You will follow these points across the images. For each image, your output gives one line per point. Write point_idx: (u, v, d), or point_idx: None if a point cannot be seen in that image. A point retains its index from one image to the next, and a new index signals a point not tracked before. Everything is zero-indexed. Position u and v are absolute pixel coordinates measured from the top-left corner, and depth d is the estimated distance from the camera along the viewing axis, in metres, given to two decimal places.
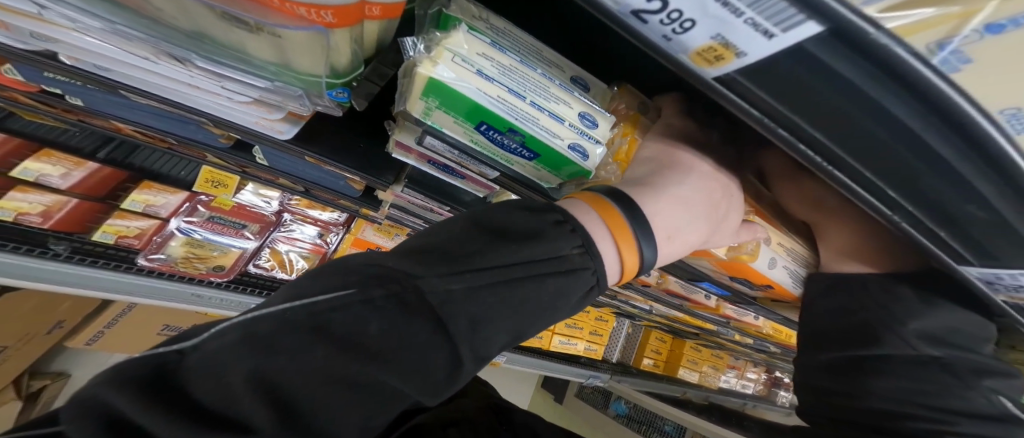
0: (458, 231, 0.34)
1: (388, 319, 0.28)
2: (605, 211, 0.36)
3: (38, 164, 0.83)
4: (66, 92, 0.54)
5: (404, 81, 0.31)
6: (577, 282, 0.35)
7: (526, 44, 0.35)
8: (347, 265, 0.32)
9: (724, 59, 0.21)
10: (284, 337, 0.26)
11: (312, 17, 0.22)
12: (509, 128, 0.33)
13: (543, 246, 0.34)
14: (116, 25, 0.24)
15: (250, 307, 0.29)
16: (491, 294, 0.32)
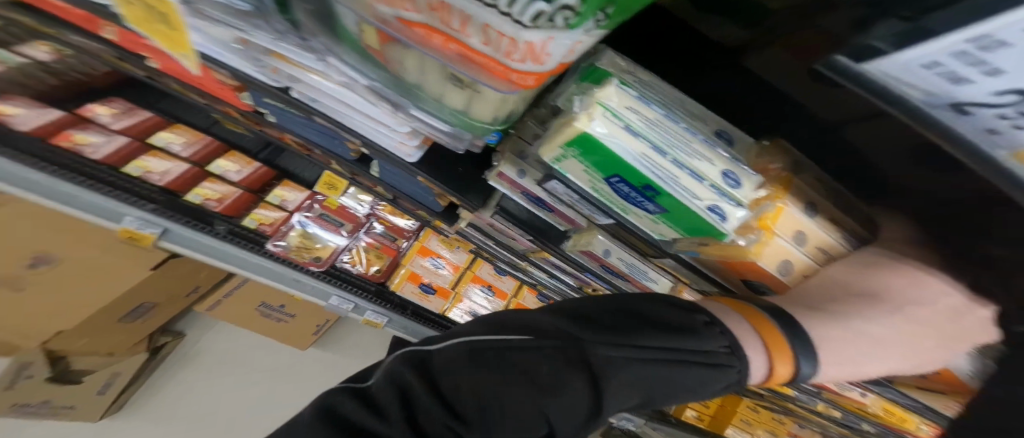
0: (612, 305, 0.41)
1: (558, 369, 0.35)
2: (760, 324, 0.39)
3: (226, 163, 1.15)
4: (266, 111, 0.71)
5: (557, 132, 0.37)
6: (719, 376, 0.38)
7: (665, 97, 0.40)
8: (529, 318, 0.41)
9: None
10: (488, 361, 0.37)
11: (517, 81, 0.28)
12: (647, 184, 0.37)
13: (690, 339, 0.37)
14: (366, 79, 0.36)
15: (463, 332, 0.42)
16: (639, 371, 0.36)
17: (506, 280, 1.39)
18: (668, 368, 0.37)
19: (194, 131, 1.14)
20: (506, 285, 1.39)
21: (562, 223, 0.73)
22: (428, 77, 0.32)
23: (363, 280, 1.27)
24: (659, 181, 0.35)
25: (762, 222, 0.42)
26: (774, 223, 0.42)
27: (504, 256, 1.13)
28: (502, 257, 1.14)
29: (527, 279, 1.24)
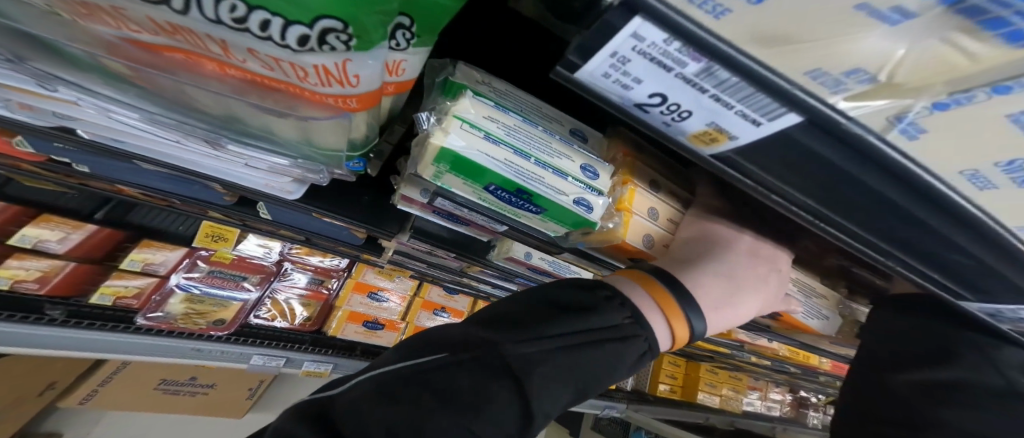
0: (522, 304, 0.42)
1: (477, 379, 0.36)
2: (650, 286, 0.41)
3: (37, 230, 0.83)
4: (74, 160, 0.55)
5: (422, 149, 0.35)
6: (630, 346, 0.40)
7: (526, 102, 0.39)
8: (443, 333, 0.41)
9: (718, 140, 0.24)
10: (406, 392, 0.36)
11: (338, 105, 0.24)
12: (517, 188, 0.37)
13: (596, 317, 0.40)
14: (151, 113, 0.27)
15: (375, 365, 0.40)
16: (559, 359, 0.38)
17: (458, 300, 1.49)
18: (581, 350, 0.39)
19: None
20: (460, 304, 1.50)
21: (482, 234, 0.68)
22: (231, 108, 0.25)
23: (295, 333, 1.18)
24: (525, 183, 0.36)
25: (620, 206, 0.41)
26: (630, 205, 0.41)
27: (445, 277, 1.12)
28: (442, 278, 1.13)
29: (475, 293, 1.29)
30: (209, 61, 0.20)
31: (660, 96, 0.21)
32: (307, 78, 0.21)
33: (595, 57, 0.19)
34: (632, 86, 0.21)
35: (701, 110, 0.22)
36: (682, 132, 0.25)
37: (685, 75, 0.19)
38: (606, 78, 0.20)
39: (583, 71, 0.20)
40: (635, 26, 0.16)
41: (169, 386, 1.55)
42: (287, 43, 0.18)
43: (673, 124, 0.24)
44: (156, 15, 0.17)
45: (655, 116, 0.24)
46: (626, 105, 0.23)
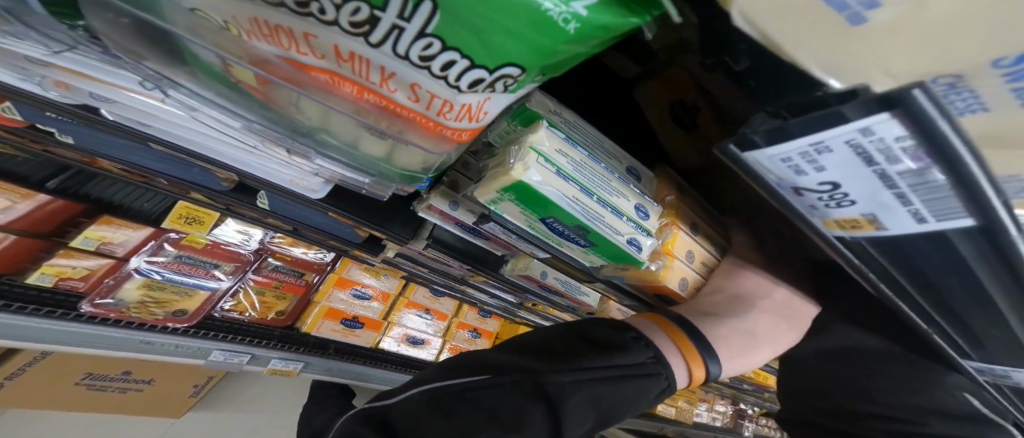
0: (557, 336, 0.47)
1: (519, 403, 0.41)
2: (670, 331, 0.48)
3: None
4: (62, 132, 0.50)
5: (490, 177, 0.33)
6: (653, 384, 0.45)
7: (591, 136, 0.39)
8: (484, 356, 0.46)
9: (861, 227, 0.28)
10: (455, 407, 0.42)
11: (451, 137, 0.23)
12: (577, 224, 0.36)
13: (625, 355, 0.45)
14: (244, 118, 0.26)
15: (420, 381, 0.45)
16: (588, 390, 0.43)
17: (443, 302, 1.47)
18: (610, 383, 0.44)
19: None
20: (444, 306, 1.48)
21: (498, 249, 0.68)
22: (334, 122, 0.25)
23: (264, 328, 1.18)
24: (587, 221, 0.35)
25: (664, 248, 0.43)
26: (673, 248, 0.43)
27: (439, 280, 1.09)
28: (436, 281, 1.10)
29: (462, 297, 1.26)
30: (355, 88, 0.20)
31: (832, 184, 0.24)
32: (447, 112, 0.20)
33: (789, 142, 0.22)
34: (808, 173, 0.24)
35: (868, 203, 0.25)
36: (824, 215, 0.28)
37: (885, 172, 0.21)
38: (784, 161, 0.24)
39: (760, 152, 0.24)
40: (876, 121, 0.17)
41: (95, 381, 1.39)
42: (458, 84, 0.18)
43: (823, 207, 0.28)
44: (343, 44, 0.16)
45: (808, 199, 0.27)
46: (786, 186, 0.27)
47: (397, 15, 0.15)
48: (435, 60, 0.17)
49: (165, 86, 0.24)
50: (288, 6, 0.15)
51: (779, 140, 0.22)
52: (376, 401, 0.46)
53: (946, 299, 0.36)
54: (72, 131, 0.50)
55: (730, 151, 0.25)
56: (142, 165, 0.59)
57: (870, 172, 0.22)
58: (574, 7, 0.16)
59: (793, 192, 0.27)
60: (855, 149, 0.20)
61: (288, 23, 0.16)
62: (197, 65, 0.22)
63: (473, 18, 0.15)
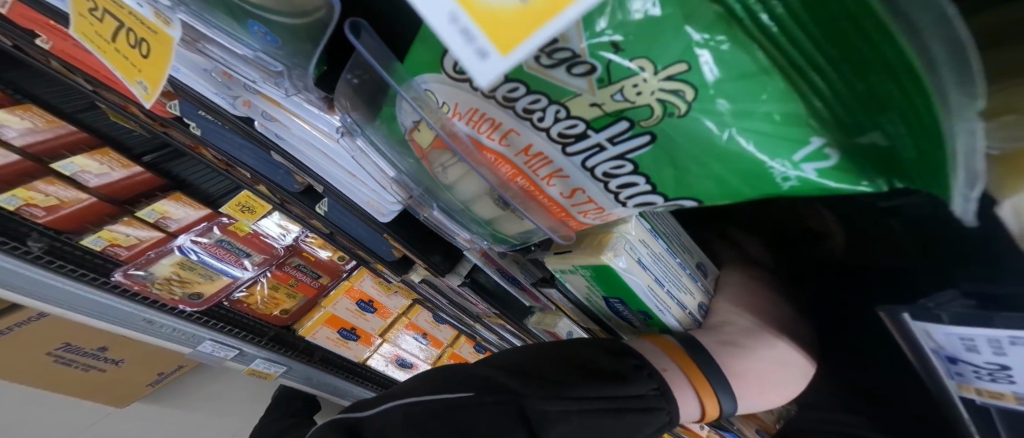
0: (550, 355, 0.39)
1: (497, 428, 0.35)
2: (682, 359, 0.38)
3: (86, 160, 0.83)
4: (195, 127, 0.62)
5: (575, 254, 0.37)
6: (651, 419, 0.37)
7: (672, 228, 0.42)
8: (464, 371, 0.40)
9: (1003, 395, 0.24)
10: (431, 424, 0.37)
11: (571, 224, 0.28)
12: (642, 308, 0.40)
13: (621, 386, 0.36)
14: (389, 162, 0.33)
15: (398, 390, 0.41)
16: (580, 421, 0.36)
17: (442, 329, 1.44)
18: (601, 417, 0.36)
19: (50, 116, 0.79)
20: (442, 334, 1.46)
21: (528, 298, 0.71)
22: (467, 184, 0.30)
23: (261, 324, 1.18)
24: (657, 310, 0.39)
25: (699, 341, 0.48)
26: None
27: (450, 310, 1.10)
28: (445, 310, 1.11)
29: (465, 330, 1.25)
30: (515, 171, 0.24)
31: (1000, 365, 0.22)
32: (590, 212, 0.24)
33: (986, 325, 0.21)
34: (981, 340, 0.22)
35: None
36: (964, 381, 0.26)
37: None
38: (962, 338, 0.22)
39: (939, 324, 0.23)
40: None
41: (68, 354, 1.27)
42: (623, 202, 0.21)
43: (961, 362, 0.24)
44: (538, 145, 0.21)
45: (957, 366, 0.25)
46: (934, 334, 0.24)
47: (605, 138, 0.18)
48: (618, 177, 0.19)
49: (355, 133, 0.31)
50: (513, 110, 0.19)
51: (971, 322, 0.21)
52: (352, 410, 0.42)
53: None
54: (207, 127, 0.62)
55: (900, 316, 0.25)
56: (240, 160, 0.68)
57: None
58: (802, 168, 0.15)
59: (941, 343, 0.24)
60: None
61: (502, 120, 0.21)
62: (386, 121, 0.28)
63: (685, 159, 0.17)
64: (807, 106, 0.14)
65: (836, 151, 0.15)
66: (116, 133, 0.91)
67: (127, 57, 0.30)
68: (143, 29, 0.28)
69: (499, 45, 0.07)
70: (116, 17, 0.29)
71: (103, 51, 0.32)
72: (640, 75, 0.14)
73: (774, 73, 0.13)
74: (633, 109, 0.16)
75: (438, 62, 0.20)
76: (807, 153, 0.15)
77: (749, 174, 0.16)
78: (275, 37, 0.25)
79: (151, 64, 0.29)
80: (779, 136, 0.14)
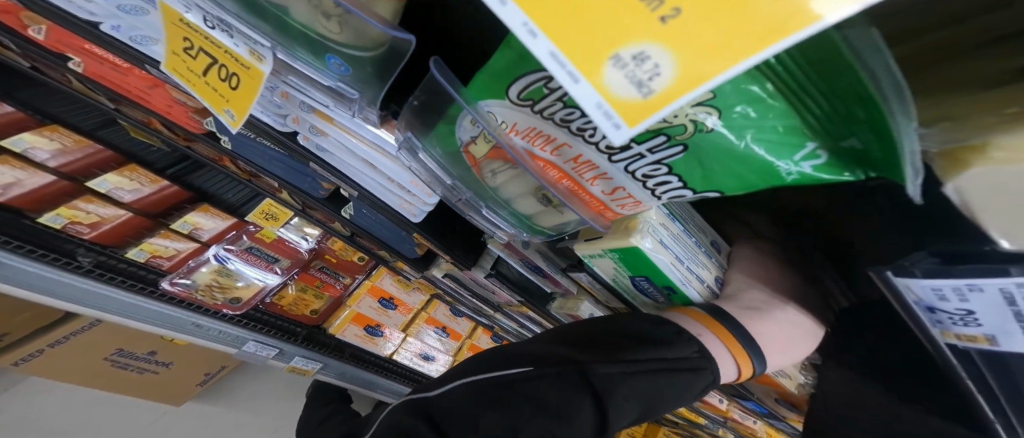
0: (600, 330, 0.44)
1: (564, 395, 0.40)
2: (716, 326, 0.43)
3: (117, 177, 0.89)
4: (229, 140, 0.68)
5: (605, 239, 0.42)
6: (699, 379, 0.42)
7: (686, 211, 0.47)
8: (524, 349, 0.45)
9: (975, 340, 0.25)
10: (501, 396, 0.42)
11: (608, 214, 0.33)
12: (665, 284, 0.45)
13: (667, 350, 0.41)
14: (439, 170, 0.38)
15: (462, 372, 0.47)
16: (635, 383, 0.40)
17: (460, 322, 1.54)
18: (653, 378, 0.41)
19: (76, 135, 0.83)
20: (460, 326, 1.55)
21: (549, 284, 0.77)
22: (515, 185, 0.35)
23: (293, 324, 1.27)
24: (679, 284, 0.44)
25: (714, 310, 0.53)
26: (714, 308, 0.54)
27: (471, 302, 1.17)
28: (467, 302, 1.17)
29: (483, 320, 1.33)
30: (562, 175, 0.29)
31: (967, 311, 0.22)
32: (627, 204, 0.29)
33: (946, 279, 0.20)
34: (951, 300, 0.22)
35: (994, 328, 0.23)
36: (943, 328, 0.26)
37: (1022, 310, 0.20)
38: (933, 292, 0.22)
39: (911, 281, 0.22)
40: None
41: (122, 358, 1.38)
42: (658, 196, 0.26)
43: (940, 318, 0.25)
44: (587, 155, 0.25)
45: (934, 314, 0.25)
46: (918, 303, 0.24)
47: (647, 149, 0.22)
48: (654, 178, 0.24)
49: (413, 147, 0.36)
50: (569, 127, 0.24)
51: (938, 278, 0.21)
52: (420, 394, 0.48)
53: None
54: (240, 141, 0.68)
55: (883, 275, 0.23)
56: (269, 170, 0.74)
57: (1008, 310, 0.21)
58: (801, 165, 0.19)
59: (920, 305, 0.24)
60: (1005, 295, 0.20)
61: (557, 135, 0.25)
62: (443, 136, 0.33)
63: (710, 163, 0.21)
64: (803, 121, 0.18)
65: (825, 152, 0.19)
66: (134, 148, 0.95)
67: (216, 89, 0.34)
68: (235, 65, 0.31)
69: (628, 121, 0.12)
70: (208, 53, 0.32)
71: (192, 84, 0.35)
72: (676, 102, 0.19)
73: (779, 101, 0.17)
74: (669, 128, 0.20)
75: (504, 91, 0.25)
76: (804, 154, 0.19)
77: (760, 174, 0.21)
78: (348, 66, 0.29)
79: (240, 95, 0.33)
80: (783, 145, 0.19)
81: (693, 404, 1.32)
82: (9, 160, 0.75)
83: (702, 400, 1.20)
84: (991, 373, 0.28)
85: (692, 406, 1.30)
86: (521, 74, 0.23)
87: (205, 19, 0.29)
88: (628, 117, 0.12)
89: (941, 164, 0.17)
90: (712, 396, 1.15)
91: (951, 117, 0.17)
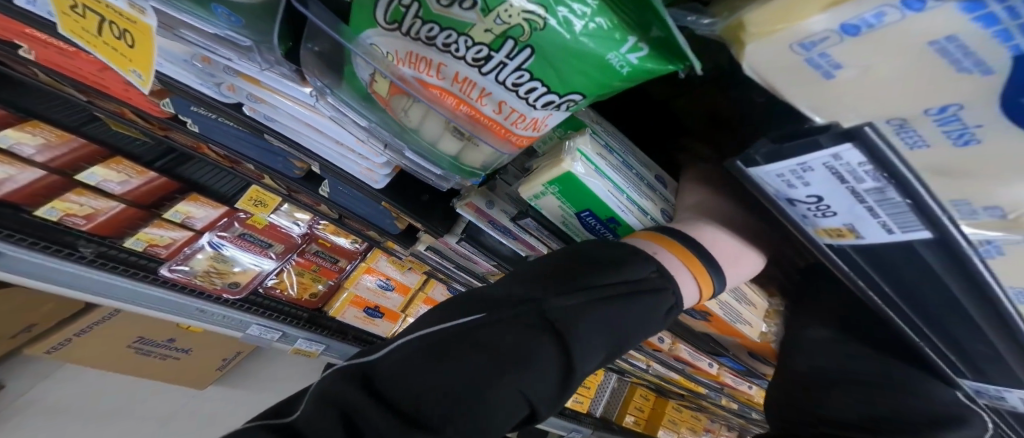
0: (555, 264, 0.43)
1: (523, 335, 0.37)
2: (670, 244, 0.43)
3: (106, 170, 0.94)
4: (193, 121, 0.70)
5: (543, 171, 0.43)
6: (659, 298, 0.41)
7: (626, 146, 0.48)
8: (478, 295, 0.43)
9: (845, 236, 0.26)
10: (457, 346, 0.38)
11: (515, 142, 0.32)
12: (609, 215, 0.46)
13: (626, 272, 0.40)
14: (359, 119, 0.39)
15: (412, 331, 0.42)
16: (601, 311, 0.39)
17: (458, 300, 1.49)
18: (613, 303, 0.40)
19: (58, 130, 0.88)
20: None
21: (523, 248, 0.77)
22: (428, 121, 0.35)
23: (294, 308, 1.30)
24: (619, 212, 0.45)
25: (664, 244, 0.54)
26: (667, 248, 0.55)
27: (459, 276, 1.19)
28: (456, 277, 1.20)
29: None
30: (456, 100, 0.29)
31: (817, 198, 0.23)
32: (519, 123, 0.29)
33: (781, 162, 0.21)
34: (798, 186, 0.23)
35: (848, 215, 0.23)
36: (813, 224, 0.27)
37: (854, 188, 0.20)
38: (779, 178, 0.23)
39: (759, 168, 0.23)
40: (842, 150, 0.18)
41: (144, 345, 1.46)
42: (536, 105, 0.26)
43: (811, 215, 0.26)
44: (462, 72, 0.26)
45: (798, 208, 0.26)
46: (780, 197, 0.25)
47: (504, 55, 0.23)
48: (523, 85, 0.25)
49: (324, 94, 0.37)
50: (436, 46, 0.25)
51: (776, 159, 0.22)
52: (364, 356, 0.42)
53: (954, 339, 0.36)
54: (205, 122, 0.70)
55: (738, 167, 0.24)
56: (242, 154, 0.77)
57: (843, 189, 0.21)
58: (630, 57, 0.22)
59: (787, 201, 0.25)
60: (832, 171, 0.20)
61: (431, 56, 0.26)
62: (350, 79, 0.34)
63: (558, 63, 0.22)
64: (619, 14, 0.20)
65: (646, 44, 0.21)
66: (120, 142, 0.99)
67: (116, 49, 0.35)
68: (123, 21, 0.32)
69: None
70: (95, 12, 0.33)
71: (93, 45, 0.37)
72: (506, 1, 0.20)
73: None
74: (511, 29, 0.21)
75: (374, 16, 0.25)
76: (629, 47, 0.21)
77: (603, 69, 0.22)
78: (238, 16, 0.30)
79: (137, 52, 0.34)
80: (610, 36, 0.21)
81: (686, 371, 1.34)
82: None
83: (693, 365, 1.22)
84: (873, 271, 0.29)
85: (686, 372, 1.31)
86: None
87: None
88: None
89: (734, 48, 0.18)
90: (701, 360, 1.17)
91: (731, 7, 0.18)
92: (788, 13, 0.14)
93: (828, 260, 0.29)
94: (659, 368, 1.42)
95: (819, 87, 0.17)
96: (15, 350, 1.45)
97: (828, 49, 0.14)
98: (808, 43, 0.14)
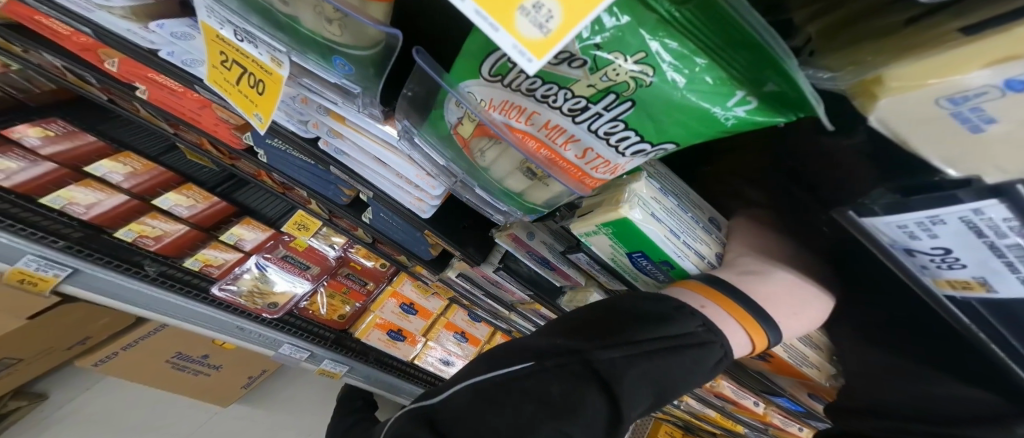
0: (598, 313, 0.41)
1: (569, 386, 0.37)
2: (714, 294, 0.40)
3: (178, 196, 1.01)
4: (262, 151, 0.77)
5: (598, 213, 0.43)
6: (708, 355, 0.38)
7: (679, 188, 0.48)
8: (521, 343, 0.42)
9: (971, 289, 0.24)
10: (502, 396, 0.38)
11: (587, 184, 0.33)
12: (663, 260, 0.45)
13: (671, 324, 0.38)
14: (435, 155, 0.42)
15: (461, 376, 0.43)
16: (642, 365, 0.37)
17: (479, 327, 1.50)
18: (661, 357, 0.37)
19: (144, 160, 0.99)
20: (479, 332, 1.52)
21: (559, 279, 0.76)
22: (500, 162, 0.37)
23: (322, 328, 1.34)
24: (675, 257, 0.44)
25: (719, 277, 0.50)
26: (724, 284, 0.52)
27: (487, 303, 1.19)
28: (483, 304, 1.20)
29: (502, 324, 1.35)
30: (539, 144, 0.30)
31: (943, 250, 0.22)
32: (600, 167, 0.30)
33: (904, 214, 0.21)
34: (922, 238, 0.22)
35: (979, 268, 0.21)
36: (932, 275, 0.25)
37: (994, 243, 0.19)
38: (899, 229, 0.22)
39: (876, 219, 0.23)
40: (986, 205, 0.17)
41: (181, 361, 1.50)
42: (623, 152, 0.28)
43: (933, 268, 0.24)
44: (554, 120, 0.28)
45: (916, 259, 0.24)
46: (896, 247, 0.24)
47: (602, 108, 0.25)
48: (615, 134, 0.26)
49: (410, 135, 0.41)
50: (534, 96, 0.27)
51: (894, 211, 0.21)
52: (422, 399, 0.45)
53: None
54: (272, 152, 0.76)
55: (848, 215, 0.24)
56: (299, 181, 0.82)
57: (979, 243, 0.20)
58: (735, 110, 0.23)
59: (904, 251, 0.24)
60: (970, 226, 0.19)
61: (527, 105, 0.28)
62: (434, 122, 0.37)
63: (657, 114, 0.24)
64: (728, 72, 0.22)
65: (755, 98, 0.22)
66: (189, 169, 1.11)
67: (246, 95, 0.41)
68: (259, 72, 0.38)
69: (534, 53, 0.15)
70: (240, 65, 0.38)
71: (228, 91, 0.42)
72: (616, 62, 0.22)
73: (702, 54, 0.21)
74: (616, 85, 0.23)
75: (479, 68, 0.28)
76: (736, 100, 0.22)
77: (702, 119, 0.23)
78: (352, 67, 0.33)
79: (265, 99, 0.39)
80: (714, 91, 0.22)
81: (726, 409, 1.24)
82: (91, 182, 0.90)
83: (735, 403, 1.13)
84: (1004, 328, 0.26)
85: (726, 410, 1.23)
86: (490, 52, 0.26)
87: (235, 33, 0.35)
88: (534, 50, 0.15)
89: (860, 100, 0.18)
90: (745, 399, 1.09)
91: (855, 62, 0.18)
92: (945, 67, 0.13)
93: (943, 313, 0.27)
94: (695, 404, 1.34)
95: (955, 134, 0.15)
96: (64, 361, 1.53)
97: (984, 104, 0.13)
98: (959, 98, 0.14)
